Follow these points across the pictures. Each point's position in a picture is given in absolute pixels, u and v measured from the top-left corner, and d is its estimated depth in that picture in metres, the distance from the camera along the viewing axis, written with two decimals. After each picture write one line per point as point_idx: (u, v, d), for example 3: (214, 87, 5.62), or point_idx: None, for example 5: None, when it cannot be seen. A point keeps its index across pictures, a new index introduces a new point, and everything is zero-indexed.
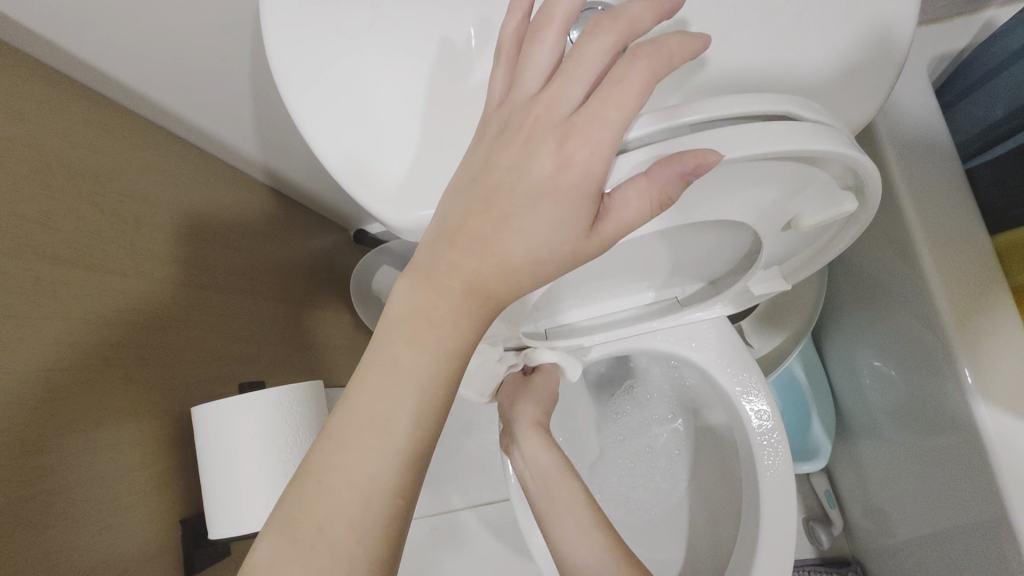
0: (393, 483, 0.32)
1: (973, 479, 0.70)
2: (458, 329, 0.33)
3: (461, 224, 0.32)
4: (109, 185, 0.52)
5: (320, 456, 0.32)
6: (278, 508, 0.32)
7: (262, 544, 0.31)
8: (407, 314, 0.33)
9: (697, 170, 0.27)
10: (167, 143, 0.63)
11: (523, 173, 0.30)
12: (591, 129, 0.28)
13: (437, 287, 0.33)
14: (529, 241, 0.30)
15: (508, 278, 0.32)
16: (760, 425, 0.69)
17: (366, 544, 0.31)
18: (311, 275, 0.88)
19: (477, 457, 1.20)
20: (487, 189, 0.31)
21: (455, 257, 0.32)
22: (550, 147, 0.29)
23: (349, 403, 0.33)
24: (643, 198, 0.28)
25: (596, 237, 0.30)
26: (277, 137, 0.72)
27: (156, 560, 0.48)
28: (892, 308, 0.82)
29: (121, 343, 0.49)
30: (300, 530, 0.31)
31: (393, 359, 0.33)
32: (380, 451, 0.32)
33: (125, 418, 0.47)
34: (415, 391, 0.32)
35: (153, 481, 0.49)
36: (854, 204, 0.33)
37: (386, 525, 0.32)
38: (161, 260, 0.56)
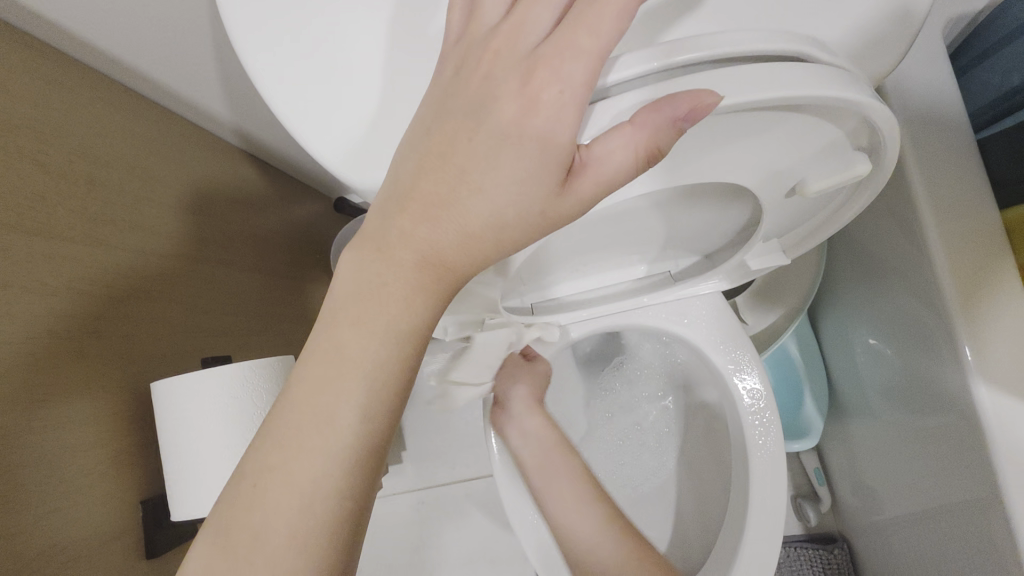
0: (337, 486, 0.30)
1: (968, 461, 0.68)
2: (413, 312, 0.30)
3: (415, 184, 0.28)
4: (56, 143, 0.47)
5: (259, 453, 0.31)
6: (216, 511, 0.31)
7: (196, 548, 0.30)
8: (354, 293, 0.30)
9: (692, 116, 0.23)
10: (128, 101, 0.58)
11: (483, 118, 0.27)
12: (563, 60, 0.24)
13: (386, 263, 0.29)
14: (490, 204, 0.27)
15: (468, 247, 0.28)
16: (752, 405, 0.67)
17: (305, 551, 0.29)
18: (291, 243, 0.84)
19: (464, 431, 1.18)
20: (443, 141, 0.27)
21: (407, 224, 0.28)
22: (514, 87, 0.26)
23: (291, 395, 0.31)
24: (624, 150, 0.25)
25: (571, 196, 0.26)
26: (249, 96, 0.67)
27: (115, 544, 0.46)
28: (891, 285, 0.79)
29: (72, 315, 0.45)
30: (235, 536, 0.29)
31: (336, 347, 0.30)
32: (322, 450, 0.30)
33: (78, 396, 0.44)
34: (361, 383, 0.30)
35: (111, 462, 0.46)
36: (868, 166, 0.30)
37: (330, 530, 0.30)
38: (117, 226, 0.52)
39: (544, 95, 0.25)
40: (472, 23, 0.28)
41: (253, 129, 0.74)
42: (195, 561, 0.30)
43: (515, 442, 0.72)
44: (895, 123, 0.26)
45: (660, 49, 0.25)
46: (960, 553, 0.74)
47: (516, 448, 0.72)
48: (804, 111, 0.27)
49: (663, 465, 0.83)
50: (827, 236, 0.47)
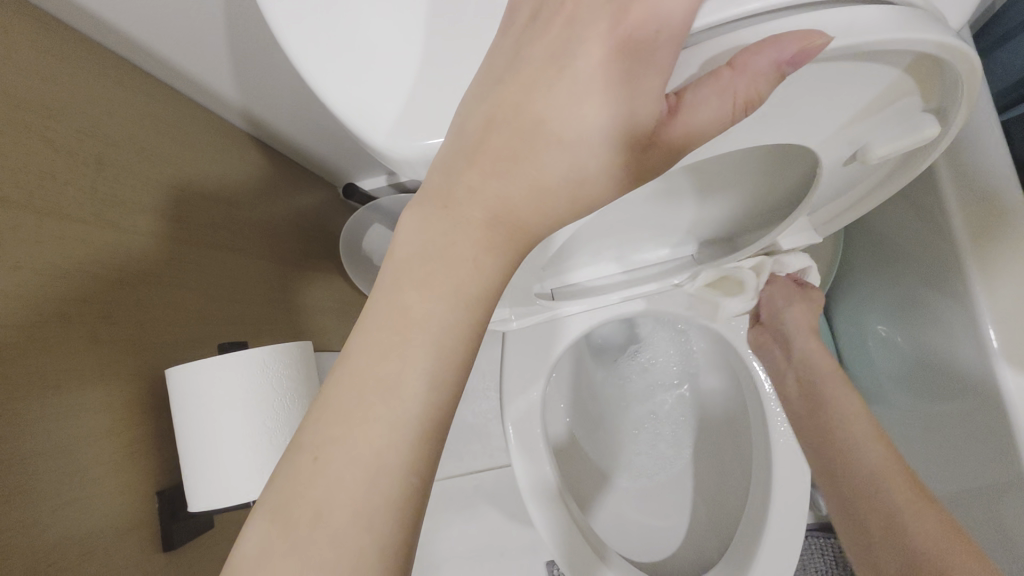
0: (404, 458, 0.28)
1: (988, 447, 0.68)
2: (483, 271, 0.29)
3: (488, 136, 0.27)
4: (64, 119, 0.45)
5: (317, 425, 0.29)
6: (272, 487, 0.28)
7: (251, 528, 0.28)
8: (420, 254, 0.29)
9: (797, 59, 0.22)
10: (136, 78, 0.56)
11: (566, 65, 0.26)
12: (654, 1, 0.23)
13: (456, 220, 0.28)
14: (574, 154, 0.27)
15: (542, 200, 0.28)
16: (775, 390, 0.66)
17: (373, 526, 0.27)
18: (298, 230, 0.82)
19: (472, 424, 1.16)
20: (520, 92, 0.26)
21: (479, 177, 0.28)
22: (603, 30, 0.25)
23: (352, 362, 0.29)
24: (722, 100, 0.24)
25: (655, 148, 0.26)
26: (257, 76, 0.65)
27: (130, 536, 0.44)
28: (907, 271, 0.78)
29: (83, 299, 0.43)
30: (296, 513, 0.28)
31: (400, 309, 0.29)
32: (388, 419, 0.28)
33: (91, 382, 0.43)
34: (428, 348, 0.28)
35: (125, 451, 0.44)
36: (937, 130, 0.30)
37: (396, 507, 0.28)
38: (127, 207, 0.50)
39: (634, 39, 0.24)
40: None
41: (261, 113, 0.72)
42: (248, 540, 0.28)
43: (532, 431, 0.70)
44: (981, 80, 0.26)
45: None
46: (977, 540, 0.73)
47: (534, 438, 0.70)
48: (893, 62, 0.26)
49: (680, 454, 0.82)
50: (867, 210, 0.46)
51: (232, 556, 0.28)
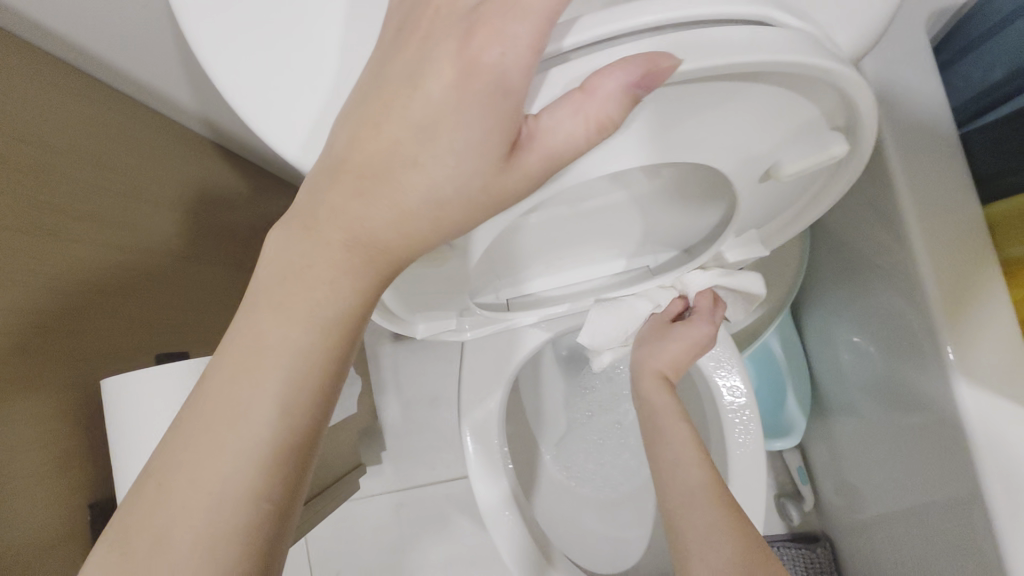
0: (250, 486, 0.28)
1: (951, 463, 0.67)
2: (336, 300, 0.28)
3: (348, 156, 0.26)
4: (1, 126, 0.45)
5: (168, 449, 0.28)
6: (120, 511, 0.28)
7: (95, 553, 0.28)
8: (277, 279, 0.28)
9: (644, 82, 0.22)
10: (84, 84, 0.55)
11: (420, 82, 0.25)
12: (507, 18, 0.22)
13: (314, 244, 0.27)
14: (430, 177, 0.25)
15: (406, 224, 0.26)
16: (733, 402, 0.66)
17: (210, 555, 0.27)
18: (258, 236, 0.81)
19: (445, 432, 1.16)
20: (379, 111, 0.25)
21: (338, 199, 0.26)
22: (453, 48, 0.24)
23: (206, 388, 0.29)
24: (577, 121, 0.23)
25: (515, 171, 0.25)
26: (213, 82, 0.65)
27: (58, 550, 0.43)
28: (874, 282, 0.78)
29: (14, 308, 0.43)
30: (135, 539, 0.27)
31: (256, 335, 0.28)
32: (235, 446, 0.28)
33: (19, 393, 0.42)
34: (277, 376, 0.28)
35: (55, 463, 0.44)
36: (844, 148, 0.29)
37: (240, 535, 0.28)
38: (68, 214, 0.50)
39: (486, 56, 0.23)
40: None
41: (221, 119, 0.72)
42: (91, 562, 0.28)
43: (491, 441, 0.70)
44: (873, 100, 0.26)
45: (617, 13, 0.24)
46: (941, 552, 0.73)
47: (493, 448, 0.70)
48: (776, 82, 0.26)
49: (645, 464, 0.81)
50: (807, 223, 0.46)
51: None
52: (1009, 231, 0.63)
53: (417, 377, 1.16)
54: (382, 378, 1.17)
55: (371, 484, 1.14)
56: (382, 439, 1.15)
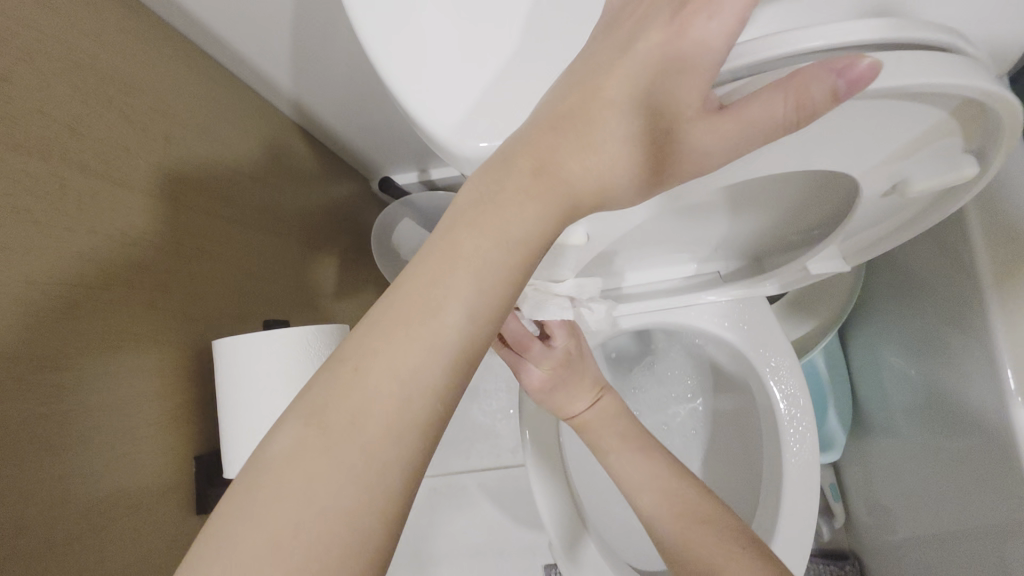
0: (438, 386, 0.27)
1: (999, 484, 0.68)
2: (528, 219, 0.29)
3: (553, 102, 0.29)
4: (140, 96, 0.48)
5: (360, 339, 0.28)
6: (305, 395, 0.27)
7: (281, 432, 0.26)
8: (474, 200, 0.29)
9: (849, 76, 0.23)
10: (203, 64, 0.59)
11: (630, 50, 0.28)
12: (708, 16, 0.25)
13: (509, 176, 0.29)
14: (627, 124, 0.28)
15: (596, 167, 0.29)
16: (789, 412, 0.67)
17: (399, 451, 0.26)
18: (331, 220, 0.84)
19: (480, 423, 1.18)
20: (585, 72, 0.29)
21: (537, 139, 0.29)
22: (665, 21, 0.27)
23: (403, 287, 0.29)
24: (780, 101, 0.25)
25: (704, 133, 0.27)
26: (312, 69, 0.68)
27: (167, 497, 0.46)
28: (927, 304, 0.79)
29: (145, 267, 0.46)
30: (328, 420, 0.26)
31: (456, 241, 0.28)
32: (429, 342, 0.27)
33: (145, 346, 0.45)
34: (475, 280, 0.28)
35: (170, 414, 0.47)
36: (975, 169, 0.31)
37: (424, 431, 0.27)
38: (185, 183, 0.53)
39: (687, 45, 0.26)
40: None
41: (310, 104, 0.74)
42: (277, 438, 0.26)
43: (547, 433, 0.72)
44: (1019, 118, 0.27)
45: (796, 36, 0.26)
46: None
47: (549, 441, 0.72)
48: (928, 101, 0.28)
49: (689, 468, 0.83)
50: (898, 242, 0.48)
51: (256, 458, 0.26)
52: None
53: None
54: None
55: None
56: None
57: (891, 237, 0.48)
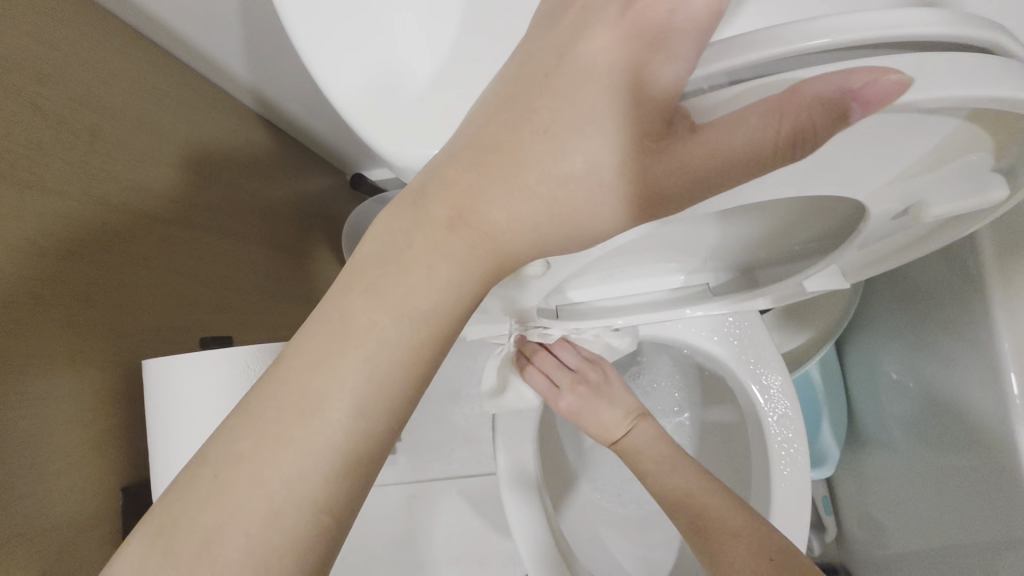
0: (317, 489, 0.25)
1: (1006, 509, 0.64)
2: (434, 287, 0.27)
3: (472, 134, 0.25)
4: (57, 86, 0.43)
5: (231, 437, 0.26)
6: (160, 508, 0.26)
7: (139, 543, 0.25)
8: (379, 257, 0.27)
9: (867, 92, 0.20)
10: (140, 48, 0.53)
11: (573, 55, 0.24)
12: (672, 7, 0.21)
13: (420, 227, 0.27)
14: (557, 157, 0.24)
15: (515, 210, 0.25)
16: (780, 432, 0.62)
17: (266, 567, 0.25)
18: (300, 217, 0.79)
19: (462, 428, 1.14)
20: (516, 84, 0.25)
21: (453, 176, 0.25)
22: (615, 13, 0.23)
23: (284, 373, 0.27)
24: (766, 129, 0.22)
25: (666, 159, 0.23)
26: (272, 57, 0.63)
27: (85, 537, 0.41)
28: (928, 317, 0.75)
29: (60, 280, 0.41)
30: (179, 542, 0.25)
31: (343, 321, 0.27)
32: (308, 440, 0.26)
33: (58, 368, 0.40)
34: (361, 368, 0.26)
35: (89, 444, 0.42)
36: (1005, 193, 0.29)
37: (298, 544, 0.25)
38: (117, 183, 0.48)
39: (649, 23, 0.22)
40: None
41: (272, 93, 0.69)
42: (134, 552, 0.25)
43: (523, 451, 0.68)
44: None
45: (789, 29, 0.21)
46: None
47: (523, 459, 0.68)
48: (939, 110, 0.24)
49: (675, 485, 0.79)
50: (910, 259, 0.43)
51: (110, 574, 0.25)
52: None
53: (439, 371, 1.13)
54: None
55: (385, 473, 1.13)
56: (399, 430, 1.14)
57: (890, 256, 0.44)
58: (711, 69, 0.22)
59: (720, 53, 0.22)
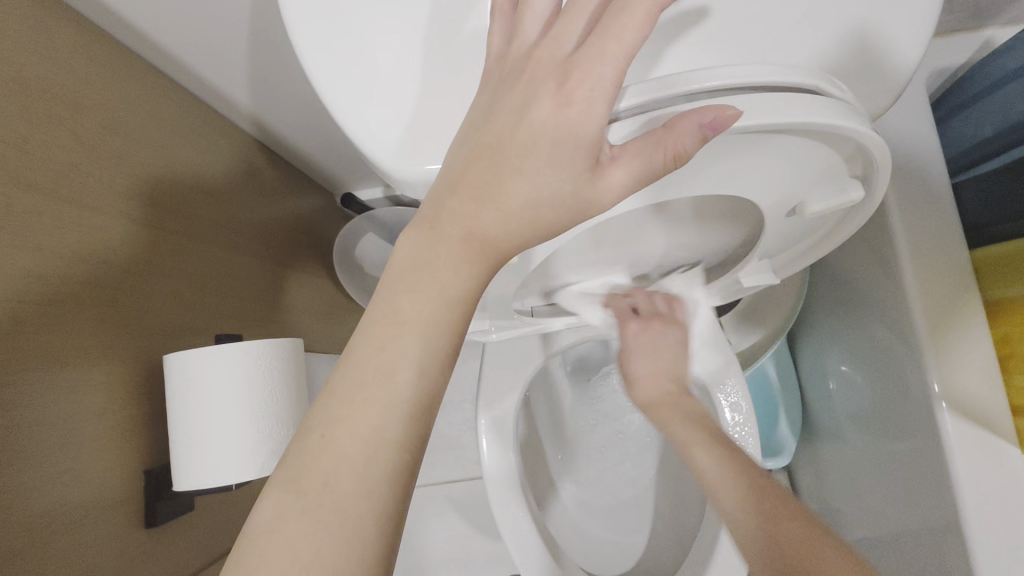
0: (398, 437, 0.31)
1: (933, 484, 0.72)
2: (464, 277, 0.32)
3: (465, 170, 0.31)
4: (90, 117, 0.49)
5: (323, 409, 0.31)
6: (280, 471, 0.31)
7: (263, 502, 0.30)
8: (412, 262, 0.33)
9: (716, 124, 0.26)
10: (157, 81, 0.60)
11: (524, 117, 0.29)
12: (589, 87, 0.27)
13: (441, 237, 0.32)
14: (530, 182, 0.30)
15: (507, 223, 0.31)
16: (733, 417, 0.69)
17: (371, 503, 0.30)
18: (292, 233, 0.85)
19: (446, 435, 1.17)
20: (490, 137, 0.30)
21: (455, 202, 0.31)
22: (551, 87, 0.29)
23: (353, 357, 0.32)
24: (658, 150, 0.28)
25: (601, 182, 0.29)
26: (272, 90, 0.69)
27: (115, 511, 0.46)
28: (866, 315, 0.84)
29: (94, 283, 0.46)
30: (302, 487, 0.30)
31: (395, 310, 0.32)
32: (385, 402, 0.31)
33: (93, 361, 0.45)
34: (417, 342, 0.32)
35: (117, 429, 0.47)
36: (860, 194, 0.37)
37: (393, 481, 0.31)
38: (138, 201, 0.54)
39: (577, 92, 0.28)
40: (515, 40, 0.32)
41: (271, 121, 0.76)
42: (260, 510, 0.30)
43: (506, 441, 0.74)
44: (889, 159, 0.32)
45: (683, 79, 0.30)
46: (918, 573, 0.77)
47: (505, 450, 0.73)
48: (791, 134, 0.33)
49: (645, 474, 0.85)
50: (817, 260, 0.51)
51: (244, 529, 0.29)
52: (995, 274, 0.70)
53: None
54: None
55: None
56: None
57: (804, 254, 0.52)
58: (627, 104, 0.30)
59: (632, 91, 0.30)
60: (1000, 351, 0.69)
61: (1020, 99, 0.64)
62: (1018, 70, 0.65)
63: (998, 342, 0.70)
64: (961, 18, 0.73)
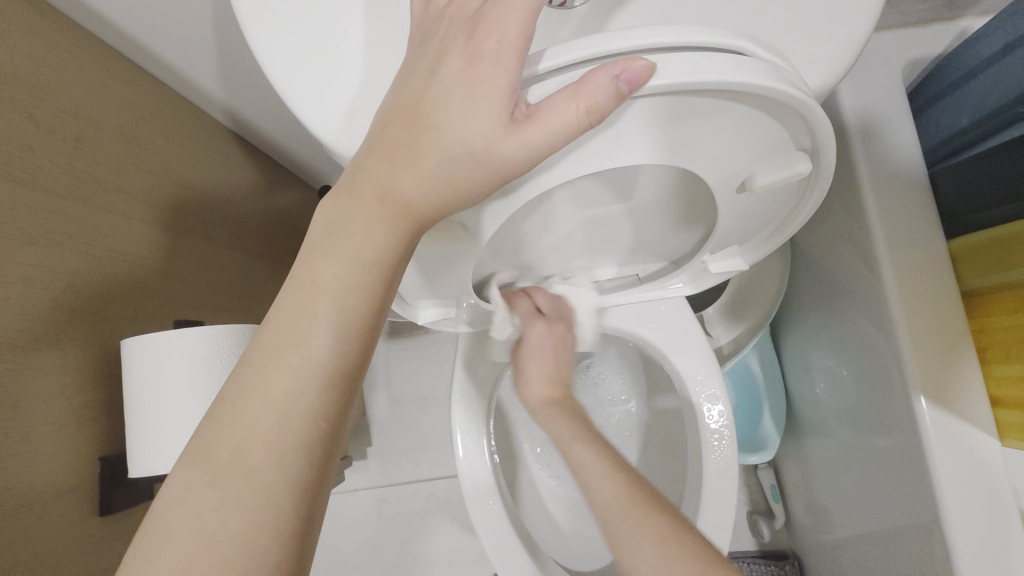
0: (315, 401, 0.32)
1: (912, 480, 0.71)
2: (379, 240, 0.33)
3: (383, 130, 0.32)
4: (48, 99, 0.49)
5: (240, 379, 0.33)
6: (188, 444, 0.32)
7: (174, 473, 0.31)
8: (330, 230, 0.34)
9: (625, 79, 0.28)
10: (122, 67, 0.59)
11: (436, 74, 0.31)
12: (494, 38, 0.29)
13: (356, 201, 0.33)
14: (445, 137, 0.31)
15: (422, 181, 0.32)
16: (710, 408, 0.68)
17: (287, 467, 0.31)
18: (268, 227, 0.85)
19: (431, 432, 1.15)
20: (408, 94, 0.32)
21: (372, 163, 0.32)
22: (460, 44, 0.30)
23: (270, 325, 0.33)
24: (571, 106, 0.28)
25: (515, 136, 0.30)
26: (244, 81, 0.69)
27: (67, 497, 0.45)
28: (846, 308, 0.83)
29: (47, 267, 0.46)
30: (214, 458, 0.31)
31: (310, 275, 0.33)
32: (300, 365, 0.32)
33: (47, 345, 0.45)
34: (332, 308, 0.33)
35: (72, 414, 0.47)
36: (807, 166, 0.39)
37: (309, 443, 0.32)
38: (100, 186, 0.53)
39: (486, 48, 0.30)
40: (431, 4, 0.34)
41: (244, 111, 0.75)
42: (173, 480, 0.31)
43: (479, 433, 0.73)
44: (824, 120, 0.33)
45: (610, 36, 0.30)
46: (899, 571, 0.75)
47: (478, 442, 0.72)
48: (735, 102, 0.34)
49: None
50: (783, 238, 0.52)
51: (159, 498, 0.31)
52: (971, 263, 0.69)
53: (407, 376, 1.16)
54: (371, 373, 1.17)
55: (355, 478, 1.15)
56: (367, 434, 1.15)
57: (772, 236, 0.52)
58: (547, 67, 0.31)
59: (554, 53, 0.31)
60: (979, 341, 0.69)
61: (993, 87, 0.64)
62: (993, 58, 0.64)
63: (977, 332, 0.69)
64: (937, 7, 0.72)
